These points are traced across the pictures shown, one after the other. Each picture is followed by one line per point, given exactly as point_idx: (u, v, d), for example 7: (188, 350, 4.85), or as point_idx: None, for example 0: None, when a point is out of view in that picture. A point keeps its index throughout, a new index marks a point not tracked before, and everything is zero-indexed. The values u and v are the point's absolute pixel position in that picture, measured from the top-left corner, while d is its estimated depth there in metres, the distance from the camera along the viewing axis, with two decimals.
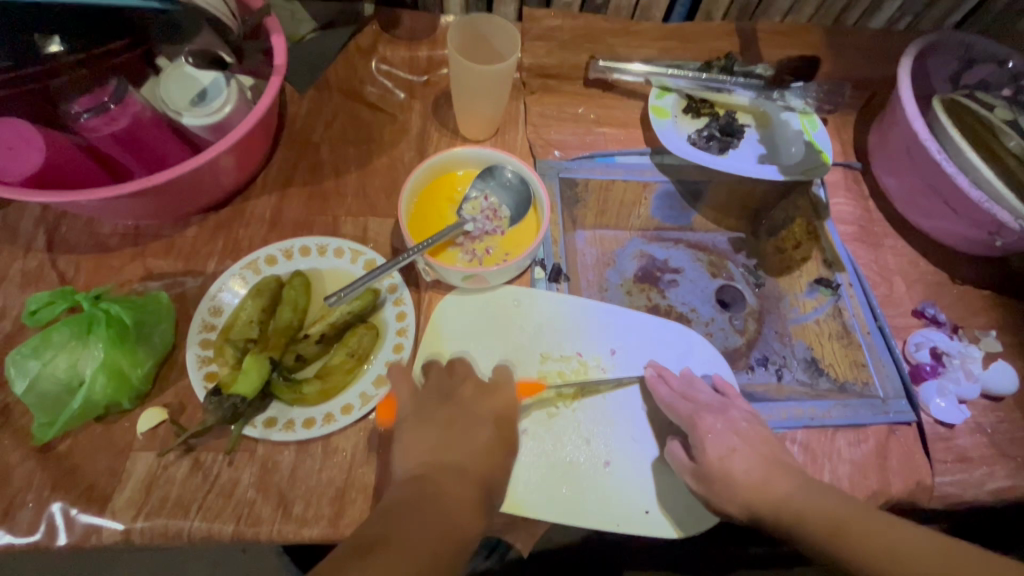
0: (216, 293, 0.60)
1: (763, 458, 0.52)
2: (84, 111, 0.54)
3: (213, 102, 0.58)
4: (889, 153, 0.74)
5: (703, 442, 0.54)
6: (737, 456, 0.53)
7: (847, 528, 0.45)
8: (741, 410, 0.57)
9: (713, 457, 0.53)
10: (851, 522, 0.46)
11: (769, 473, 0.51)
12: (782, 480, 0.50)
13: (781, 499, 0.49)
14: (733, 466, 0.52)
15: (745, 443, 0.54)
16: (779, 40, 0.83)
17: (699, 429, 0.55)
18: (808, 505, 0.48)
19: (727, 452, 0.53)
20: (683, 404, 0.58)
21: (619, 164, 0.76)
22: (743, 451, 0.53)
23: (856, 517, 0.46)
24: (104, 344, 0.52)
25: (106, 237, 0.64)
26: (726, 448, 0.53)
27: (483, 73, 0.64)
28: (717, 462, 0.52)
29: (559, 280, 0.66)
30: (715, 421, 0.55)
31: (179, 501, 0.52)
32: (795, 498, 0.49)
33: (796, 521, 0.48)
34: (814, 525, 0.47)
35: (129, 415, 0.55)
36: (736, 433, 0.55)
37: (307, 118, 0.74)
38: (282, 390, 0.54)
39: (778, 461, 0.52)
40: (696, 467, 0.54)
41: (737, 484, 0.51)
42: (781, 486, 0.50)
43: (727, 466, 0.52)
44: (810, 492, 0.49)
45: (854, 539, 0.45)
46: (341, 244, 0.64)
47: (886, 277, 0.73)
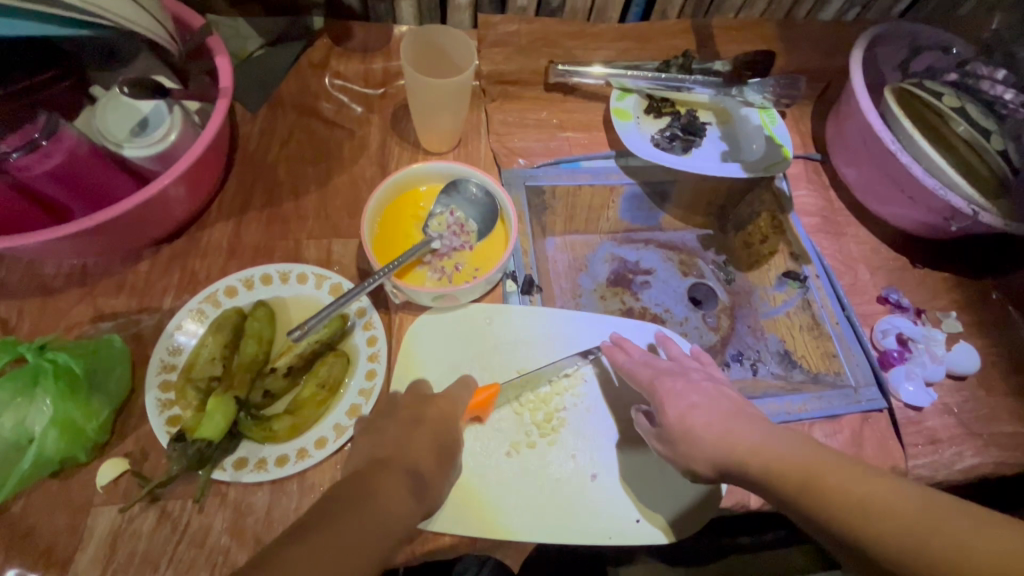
0: (173, 333, 0.57)
1: (724, 411, 0.51)
2: (12, 150, 0.49)
3: (156, 130, 0.55)
4: (846, 145, 0.76)
5: (662, 403, 0.54)
6: (697, 413, 0.51)
7: (817, 480, 0.44)
8: (700, 370, 0.57)
9: (674, 416, 0.52)
10: (823, 475, 0.45)
11: (730, 424, 0.50)
12: (746, 430, 0.50)
13: (750, 451, 0.48)
14: (694, 421, 0.51)
15: (709, 399, 0.53)
16: (733, 35, 0.84)
17: (658, 393, 0.55)
18: (782, 457, 0.47)
19: (688, 409, 0.52)
20: (643, 368, 0.57)
21: (585, 168, 0.76)
22: (705, 405, 0.52)
23: (829, 467, 0.45)
24: (52, 398, 0.48)
25: (49, 278, 0.61)
26: (686, 406, 0.52)
27: (441, 86, 0.62)
28: (677, 420, 0.52)
29: (531, 291, 0.65)
30: (677, 383, 0.54)
31: (147, 556, 0.49)
32: (758, 450, 0.48)
33: (763, 473, 0.47)
34: (784, 482, 0.46)
35: (87, 468, 0.52)
36: (700, 390, 0.54)
37: (260, 138, 0.71)
38: (250, 429, 0.52)
39: (740, 413, 0.51)
40: (661, 432, 0.53)
41: (702, 440, 0.50)
42: (745, 436, 0.49)
43: (688, 423, 0.51)
44: (780, 443, 0.48)
45: (819, 492, 0.44)
46: (304, 270, 0.62)
47: (851, 266, 0.74)
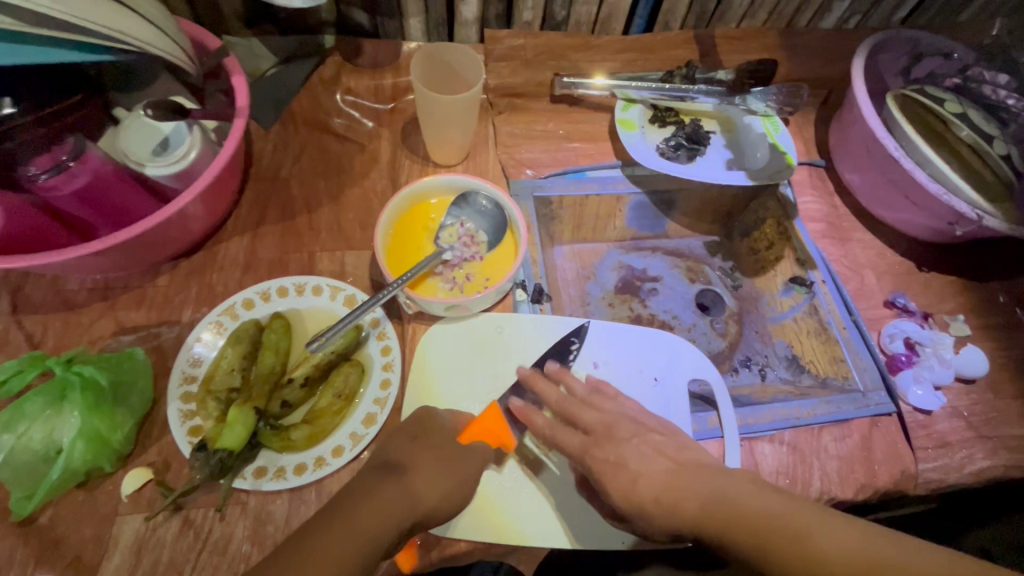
0: (192, 345, 0.59)
1: (665, 476, 0.48)
2: (41, 171, 0.51)
3: (177, 150, 0.57)
4: (850, 151, 0.77)
5: (602, 481, 0.50)
6: (640, 483, 0.48)
7: (769, 538, 0.41)
8: (628, 425, 0.53)
9: (620, 489, 0.49)
10: (778, 532, 0.41)
11: (679, 489, 0.47)
12: (687, 493, 0.46)
13: (695, 515, 0.45)
14: (639, 494, 0.48)
15: (653, 461, 0.49)
16: (736, 45, 0.85)
17: (595, 467, 0.50)
18: (732, 506, 0.44)
19: (630, 484, 0.48)
20: (567, 434, 0.53)
21: (591, 179, 0.77)
22: (645, 472, 0.49)
23: (776, 515, 0.42)
24: (80, 411, 0.50)
25: (73, 293, 0.62)
26: (630, 476, 0.49)
27: (449, 102, 0.64)
28: (621, 496, 0.49)
29: (541, 300, 0.66)
30: (617, 453, 0.50)
31: (171, 564, 0.50)
32: (710, 511, 0.45)
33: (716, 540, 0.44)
34: (737, 542, 0.43)
35: (112, 478, 0.53)
36: (643, 451, 0.50)
37: (273, 154, 0.73)
38: (269, 438, 0.53)
39: (683, 472, 0.48)
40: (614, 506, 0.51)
41: (649, 515, 0.47)
42: (693, 502, 0.46)
43: (633, 498, 0.48)
44: (726, 496, 0.45)
45: (779, 549, 0.41)
46: (319, 282, 0.64)
47: (857, 270, 0.75)
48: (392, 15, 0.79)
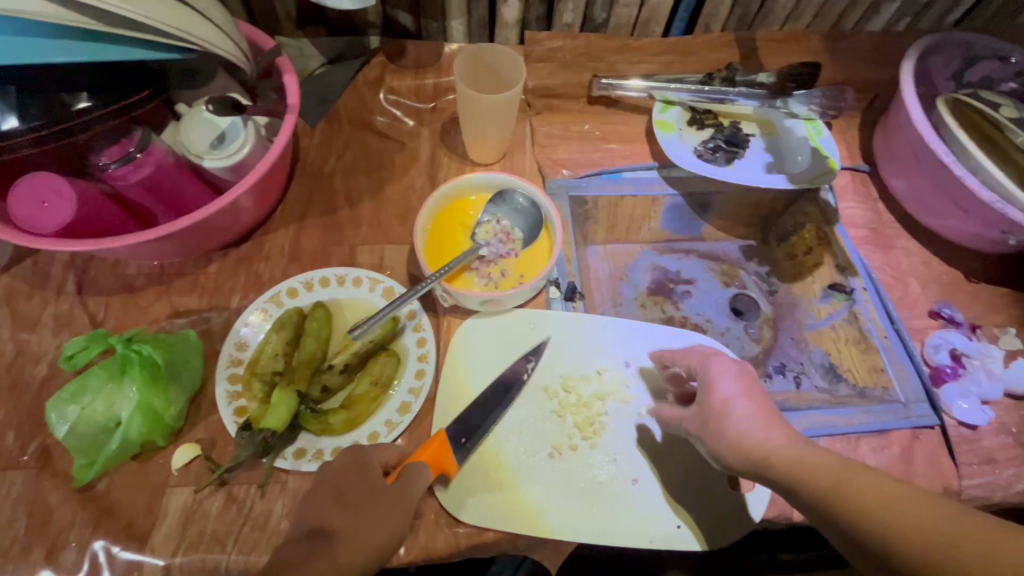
0: (240, 329, 0.61)
1: (766, 410, 0.51)
2: (111, 161, 0.55)
3: (232, 143, 0.60)
4: (895, 156, 0.75)
5: (711, 385, 0.53)
6: (737, 406, 0.50)
7: (845, 488, 0.44)
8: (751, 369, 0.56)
9: (717, 397, 0.52)
10: (851, 483, 0.44)
11: (768, 423, 0.49)
12: (774, 432, 0.49)
13: (772, 452, 0.48)
14: (733, 413, 0.50)
15: (750, 390, 0.52)
16: (778, 47, 0.84)
17: (710, 372, 0.54)
18: (815, 468, 0.46)
19: (733, 397, 0.51)
20: (694, 355, 0.57)
21: (627, 179, 0.77)
22: (748, 397, 0.51)
23: (858, 480, 0.44)
24: (138, 385, 0.53)
25: (132, 277, 0.66)
26: (729, 394, 0.51)
27: (491, 101, 0.65)
28: (717, 405, 0.51)
29: (574, 298, 0.67)
30: (730, 386, 0.52)
31: (215, 535, 0.53)
32: (788, 449, 0.47)
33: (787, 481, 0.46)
34: (811, 484, 0.45)
35: (163, 452, 0.56)
36: (742, 380, 0.53)
37: (319, 149, 0.76)
38: (310, 421, 0.55)
39: (776, 416, 0.51)
40: (698, 413, 0.53)
41: (736, 431, 0.49)
42: (777, 437, 0.48)
43: (728, 409, 0.51)
44: (804, 447, 0.47)
45: (850, 502, 0.43)
46: (359, 274, 0.66)
47: (901, 279, 0.73)
48: (436, 17, 0.81)
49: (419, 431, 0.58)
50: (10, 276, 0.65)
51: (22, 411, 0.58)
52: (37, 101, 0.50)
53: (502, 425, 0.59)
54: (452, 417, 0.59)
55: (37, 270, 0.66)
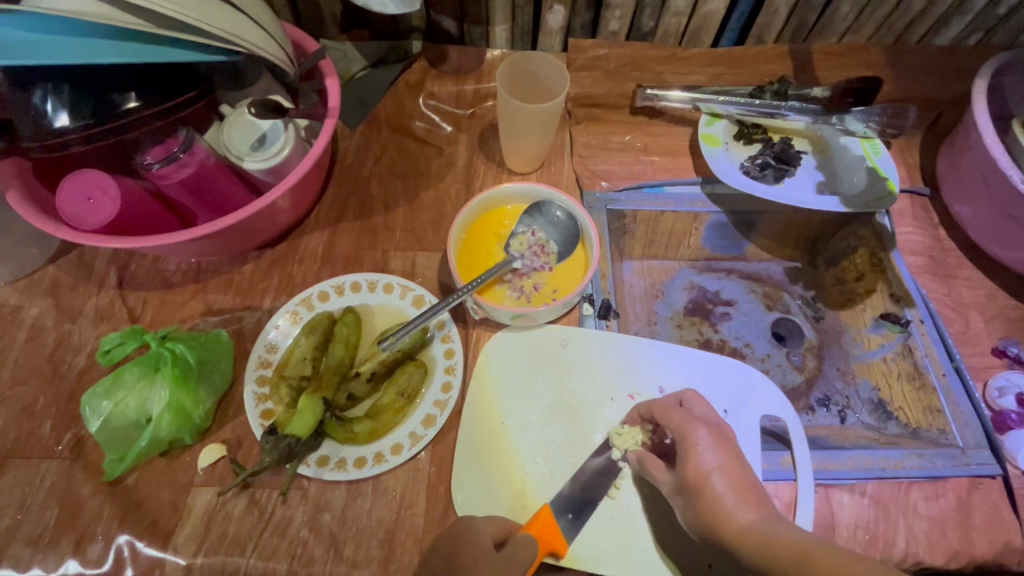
0: (271, 331, 0.61)
1: (742, 481, 0.49)
2: (155, 161, 0.56)
3: (272, 147, 0.60)
4: (962, 180, 0.70)
5: (689, 453, 0.50)
6: (716, 477, 0.48)
7: (813, 560, 0.41)
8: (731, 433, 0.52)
9: (694, 468, 0.49)
10: (818, 555, 0.41)
11: (741, 496, 0.47)
12: (747, 510, 0.47)
13: (744, 531, 0.45)
14: (710, 486, 0.48)
15: (731, 461, 0.50)
16: (835, 61, 0.80)
17: (687, 439, 0.51)
18: (782, 542, 0.43)
19: (711, 467, 0.49)
20: (674, 413, 0.53)
21: (668, 195, 0.74)
22: (726, 468, 0.49)
23: (825, 551, 0.41)
24: (169, 383, 0.54)
25: (170, 274, 0.67)
26: (709, 464, 0.49)
27: (533, 113, 0.64)
28: (693, 476, 0.49)
29: (608, 317, 0.64)
30: (712, 456, 0.49)
31: (236, 538, 0.53)
32: (758, 528, 0.45)
33: (753, 558, 0.44)
34: (780, 562, 0.42)
35: (191, 450, 0.56)
36: (722, 447, 0.50)
37: (356, 153, 0.75)
38: (334, 428, 0.55)
39: (751, 488, 0.49)
40: (676, 480, 0.51)
41: (708, 503, 0.48)
42: (748, 513, 0.46)
43: (705, 482, 0.48)
44: (780, 525, 0.45)
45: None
46: (390, 280, 0.65)
47: (962, 312, 0.68)
48: (480, 22, 0.80)
49: (443, 446, 0.57)
50: (56, 268, 0.67)
51: (60, 401, 0.59)
52: (90, 100, 0.51)
53: (529, 446, 0.57)
54: (480, 435, 0.57)
55: (82, 263, 0.67)
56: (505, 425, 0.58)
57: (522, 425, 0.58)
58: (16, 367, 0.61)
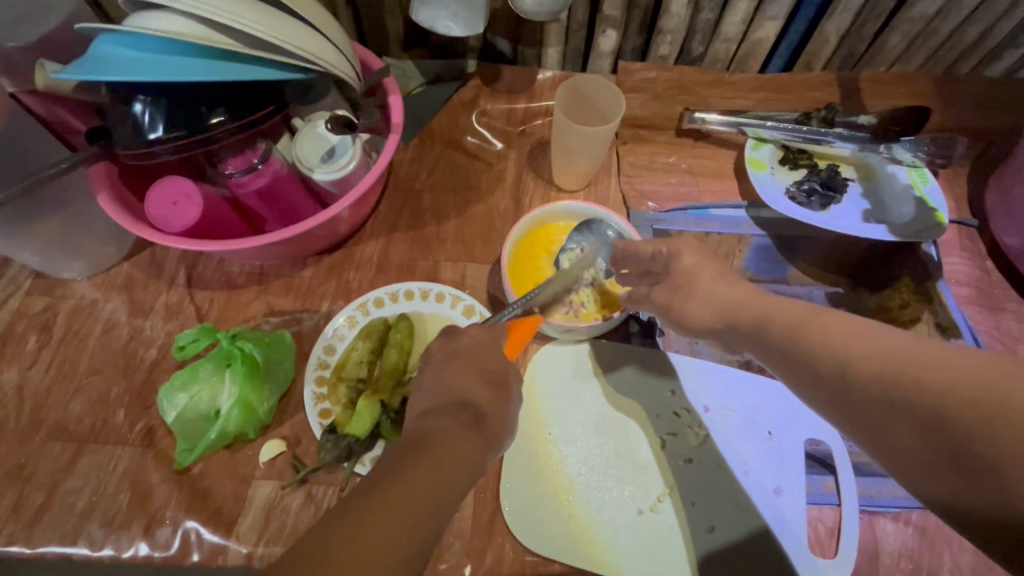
0: (330, 334, 0.64)
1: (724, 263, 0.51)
2: (235, 170, 0.60)
3: (342, 157, 0.63)
4: (1014, 213, 0.70)
5: (681, 254, 0.52)
6: (703, 276, 0.50)
7: (807, 326, 0.41)
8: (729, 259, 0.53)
9: (684, 265, 0.51)
10: (813, 321, 0.41)
11: (735, 291, 0.48)
12: (737, 288, 0.48)
13: (732, 312, 0.46)
14: (698, 278, 0.50)
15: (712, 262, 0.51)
16: (883, 90, 0.81)
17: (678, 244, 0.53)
18: (780, 319, 0.43)
19: (699, 262, 0.51)
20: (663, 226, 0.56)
21: (714, 216, 0.76)
22: (709, 265, 0.51)
23: (822, 319, 0.40)
24: (239, 379, 0.57)
25: (234, 275, 0.71)
26: (690, 264, 0.51)
27: (588, 133, 0.66)
28: (687, 266, 0.51)
29: (653, 333, 0.66)
30: (694, 256, 0.51)
31: (294, 531, 0.56)
32: (754, 307, 0.45)
33: (756, 328, 0.44)
34: (776, 334, 0.42)
35: (252, 444, 0.59)
36: (699, 253, 0.52)
37: (410, 165, 0.79)
38: (390, 432, 0.57)
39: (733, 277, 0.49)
40: (668, 281, 0.53)
41: (693, 299, 0.49)
42: (735, 294, 0.47)
43: (693, 275, 0.50)
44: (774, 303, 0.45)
45: (816, 338, 0.40)
46: (442, 289, 0.68)
47: (1010, 345, 0.69)
48: (533, 44, 0.83)
49: None
50: (130, 265, 0.71)
51: (132, 391, 0.63)
52: (180, 113, 0.55)
53: (574, 457, 0.59)
54: (529, 443, 0.59)
55: (154, 261, 0.71)
56: (550, 436, 0.60)
57: (569, 437, 0.60)
58: (93, 357, 0.65)
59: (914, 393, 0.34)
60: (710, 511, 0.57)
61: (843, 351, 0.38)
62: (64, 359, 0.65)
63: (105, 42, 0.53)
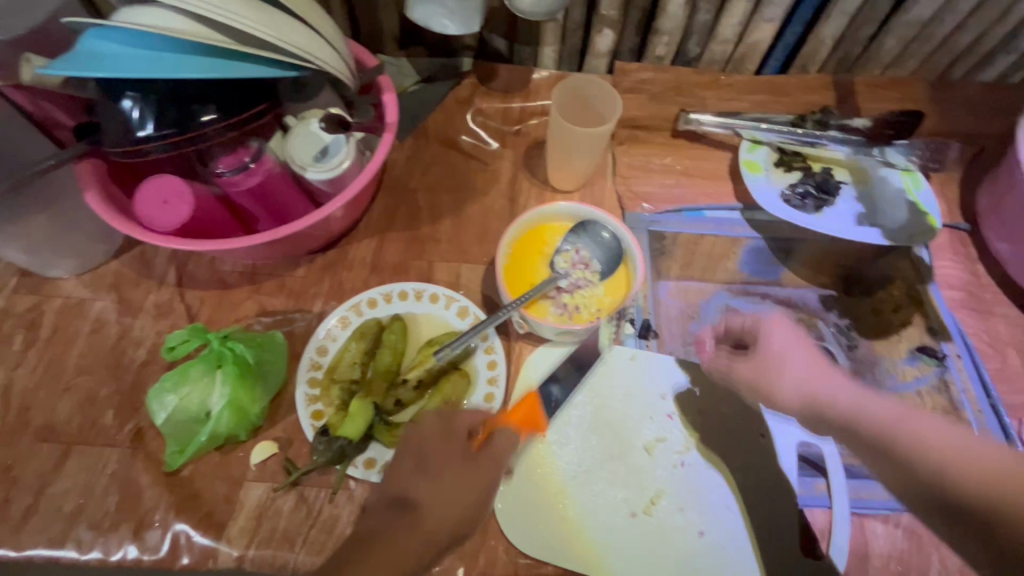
0: (324, 335, 0.64)
1: (791, 336, 0.57)
2: (226, 169, 0.60)
3: (335, 157, 0.62)
4: (1004, 218, 0.71)
5: (767, 334, 0.58)
6: (791, 358, 0.55)
7: (887, 450, 0.48)
8: (782, 326, 0.58)
9: (773, 347, 0.57)
10: (898, 439, 0.48)
11: (816, 371, 0.54)
12: (840, 388, 0.53)
13: (839, 403, 0.52)
14: (784, 364, 0.55)
15: (799, 344, 0.57)
16: (878, 94, 0.81)
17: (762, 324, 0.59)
18: (843, 407, 0.52)
19: (789, 341, 0.57)
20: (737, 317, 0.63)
21: (709, 218, 0.76)
22: (808, 355, 0.56)
23: (883, 413, 0.50)
24: (230, 380, 0.57)
25: (225, 274, 0.70)
26: (788, 351, 0.56)
27: (586, 135, 0.66)
28: (773, 360, 0.56)
29: (647, 336, 0.67)
30: (780, 335, 0.57)
31: (286, 533, 0.55)
32: (806, 384, 0.54)
33: (847, 419, 0.51)
34: (829, 431, 0.53)
35: (244, 446, 0.59)
36: (801, 342, 0.57)
37: (404, 164, 0.78)
38: (383, 432, 0.57)
39: (818, 358, 0.56)
40: (748, 354, 0.58)
41: (770, 377, 0.55)
42: (796, 363, 0.55)
43: (782, 358, 0.56)
44: (839, 390, 0.53)
45: (899, 433, 0.48)
46: (436, 290, 0.67)
47: (999, 349, 0.69)
48: (530, 43, 0.82)
49: None
50: (119, 263, 0.70)
51: (121, 392, 0.62)
52: (171, 111, 0.54)
53: (567, 460, 0.59)
54: (522, 445, 0.59)
55: (143, 259, 0.70)
56: (545, 438, 0.60)
57: (562, 440, 0.60)
58: (81, 357, 0.64)
59: (952, 490, 0.45)
60: (700, 515, 0.57)
61: (937, 445, 0.47)
62: (51, 359, 0.64)
63: (91, 37, 0.52)
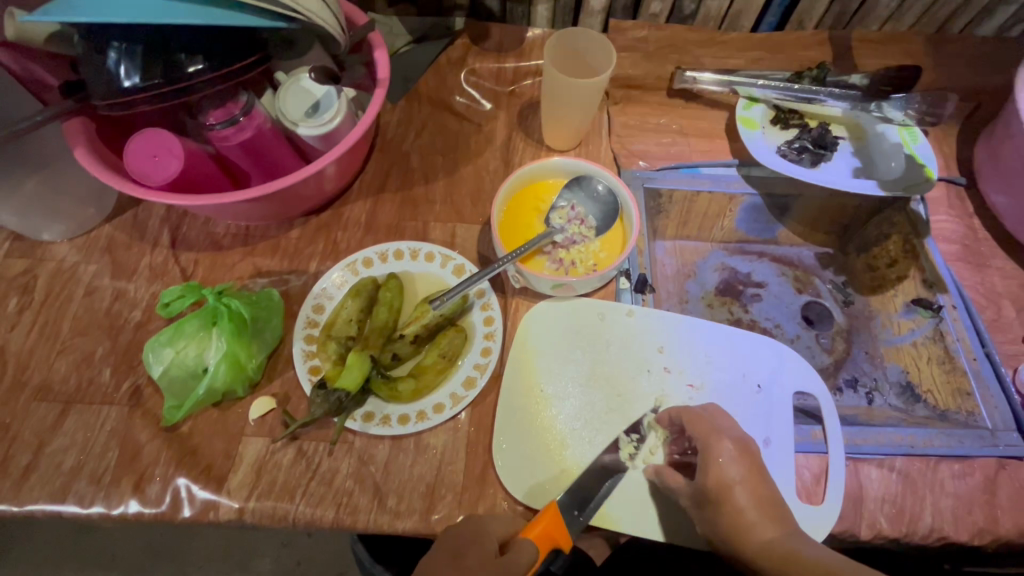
0: (320, 293, 0.64)
1: (763, 492, 0.51)
2: (216, 122, 0.59)
3: (325, 114, 0.61)
4: (1001, 169, 0.70)
5: (709, 461, 0.52)
6: (739, 489, 0.50)
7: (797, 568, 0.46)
8: (729, 444, 0.53)
9: (717, 480, 0.51)
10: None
11: (760, 513, 0.50)
12: (769, 525, 0.49)
13: (764, 545, 0.48)
14: (733, 498, 0.50)
15: (753, 473, 0.52)
16: (875, 50, 0.80)
17: (709, 450, 0.53)
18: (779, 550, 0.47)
19: (733, 482, 0.51)
20: (699, 421, 0.55)
21: (705, 175, 0.75)
22: (750, 483, 0.51)
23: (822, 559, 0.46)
24: (226, 335, 0.56)
25: (220, 236, 0.70)
26: (732, 475, 0.51)
27: (577, 85, 0.65)
28: (716, 483, 0.51)
29: (644, 290, 0.67)
30: (737, 468, 0.51)
31: (285, 485, 0.55)
32: (753, 535, 0.49)
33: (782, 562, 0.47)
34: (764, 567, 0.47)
35: (242, 402, 0.59)
36: (746, 460, 0.52)
37: (397, 126, 0.77)
38: (379, 386, 0.57)
39: (772, 501, 0.51)
40: (694, 492, 0.52)
41: (723, 525, 0.50)
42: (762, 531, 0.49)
43: (727, 493, 0.50)
44: (800, 542, 0.48)
45: None
46: (432, 249, 0.67)
47: (994, 300, 0.68)
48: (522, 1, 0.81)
49: (481, 407, 0.59)
50: (112, 227, 0.70)
51: (117, 351, 0.62)
52: (157, 61, 0.53)
53: (565, 413, 0.59)
54: (520, 399, 0.59)
55: (136, 223, 0.70)
56: (544, 393, 0.60)
57: (561, 393, 0.60)
58: (75, 319, 0.64)
59: None
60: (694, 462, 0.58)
61: None
62: (45, 321, 0.64)
63: None
